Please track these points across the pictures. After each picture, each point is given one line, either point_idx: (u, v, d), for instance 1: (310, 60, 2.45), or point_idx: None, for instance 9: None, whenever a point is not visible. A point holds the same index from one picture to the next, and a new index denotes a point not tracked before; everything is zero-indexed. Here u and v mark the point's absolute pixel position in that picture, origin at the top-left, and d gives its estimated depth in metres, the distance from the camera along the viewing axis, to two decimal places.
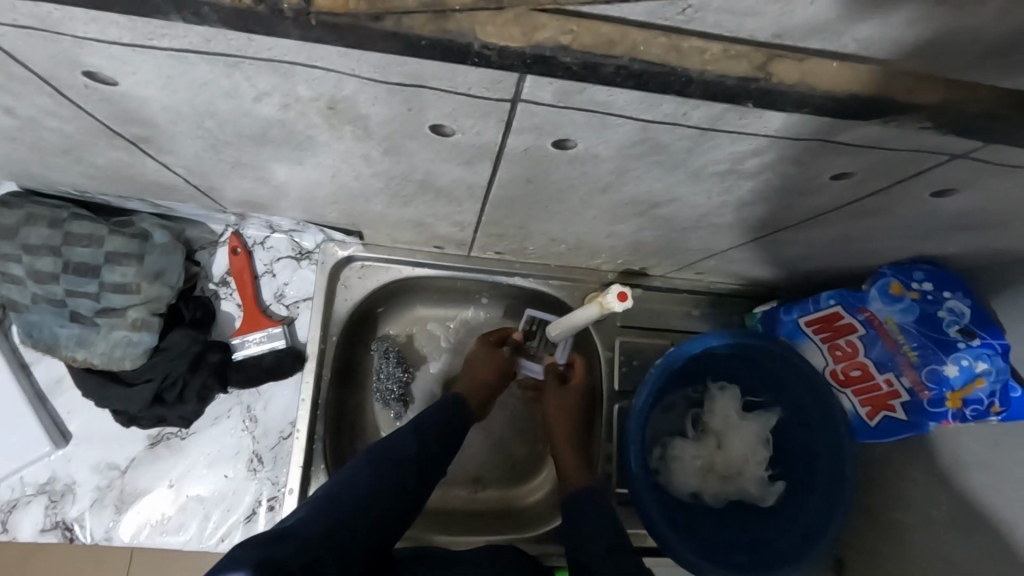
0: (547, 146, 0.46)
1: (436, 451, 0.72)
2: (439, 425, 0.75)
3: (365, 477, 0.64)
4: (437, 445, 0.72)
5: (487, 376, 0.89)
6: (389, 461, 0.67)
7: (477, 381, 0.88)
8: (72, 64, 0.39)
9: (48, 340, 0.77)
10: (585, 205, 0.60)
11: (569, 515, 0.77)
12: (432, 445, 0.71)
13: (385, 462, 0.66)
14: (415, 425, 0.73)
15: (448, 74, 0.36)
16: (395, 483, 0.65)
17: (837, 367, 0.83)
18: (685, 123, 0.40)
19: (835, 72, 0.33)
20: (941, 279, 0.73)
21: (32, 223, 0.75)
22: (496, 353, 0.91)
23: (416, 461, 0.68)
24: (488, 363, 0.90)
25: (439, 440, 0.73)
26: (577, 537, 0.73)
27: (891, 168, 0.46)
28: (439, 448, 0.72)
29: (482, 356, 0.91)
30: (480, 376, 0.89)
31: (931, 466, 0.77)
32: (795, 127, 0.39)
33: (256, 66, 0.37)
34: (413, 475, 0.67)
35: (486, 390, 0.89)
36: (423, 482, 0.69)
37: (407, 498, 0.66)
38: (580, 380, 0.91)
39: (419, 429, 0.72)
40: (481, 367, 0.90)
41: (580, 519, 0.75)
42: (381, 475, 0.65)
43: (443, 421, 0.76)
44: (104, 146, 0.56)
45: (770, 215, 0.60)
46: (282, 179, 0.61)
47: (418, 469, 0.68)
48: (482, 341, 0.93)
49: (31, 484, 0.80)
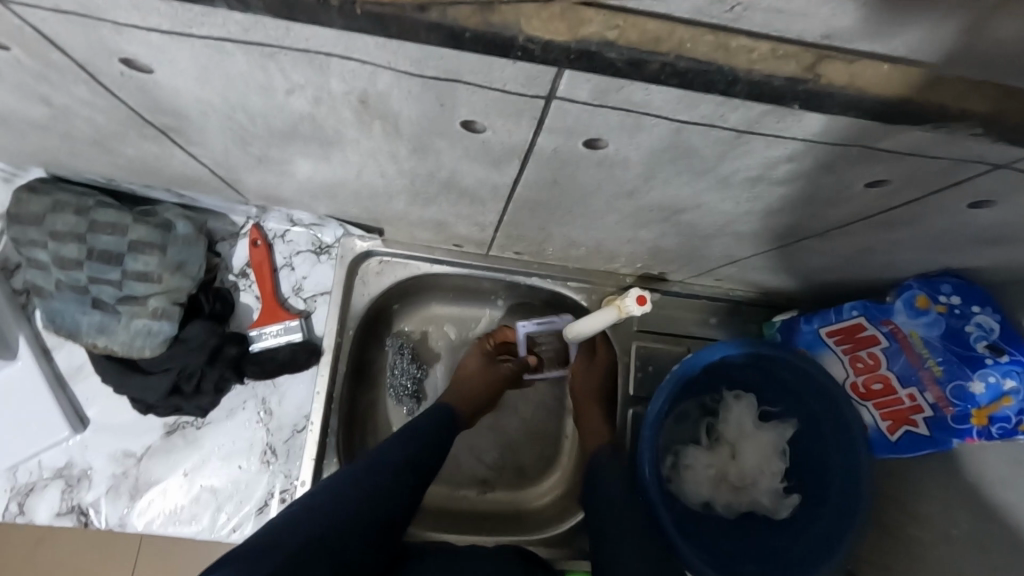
0: (578, 146, 0.45)
1: (424, 461, 0.72)
2: (427, 435, 0.76)
3: (352, 484, 0.64)
4: (422, 455, 0.72)
5: (478, 391, 0.89)
6: (375, 470, 0.66)
7: (463, 395, 0.88)
8: (109, 51, 0.39)
9: (71, 326, 0.78)
10: (608, 209, 0.60)
11: (590, 504, 0.78)
12: (418, 454, 0.72)
13: (371, 471, 0.66)
14: (402, 436, 0.73)
15: (486, 69, 0.35)
16: (385, 490, 0.65)
17: (858, 380, 0.82)
18: (721, 125, 0.40)
19: (886, 74, 0.32)
20: (968, 293, 0.71)
21: (59, 210, 0.75)
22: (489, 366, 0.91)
23: (403, 469, 0.68)
24: (479, 377, 0.90)
25: (425, 450, 0.73)
26: (594, 528, 0.74)
27: (929, 177, 0.45)
28: (428, 457, 0.73)
29: (475, 368, 0.91)
30: (468, 388, 0.89)
31: (952, 482, 0.76)
32: (836, 132, 0.39)
33: (292, 57, 0.37)
34: (403, 482, 0.67)
35: (477, 404, 0.89)
36: (413, 490, 0.68)
37: (400, 505, 0.66)
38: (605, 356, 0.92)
39: (406, 439, 0.73)
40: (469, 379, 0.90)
41: (598, 507, 0.76)
42: (368, 482, 0.65)
43: (428, 431, 0.76)
44: (133, 137, 0.56)
45: (797, 223, 0.59)
46: (306, 175, 0.61)
47: (406, 479, 0.68)
48: (477, 350, 0.93)
49: (49, 468, 0.81)
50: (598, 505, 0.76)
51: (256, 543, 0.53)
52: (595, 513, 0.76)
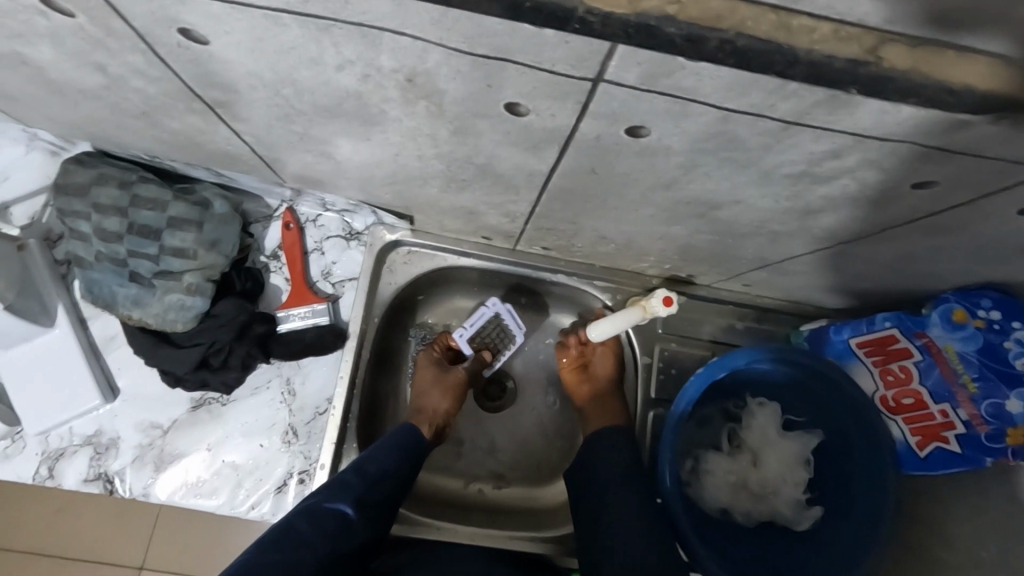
0: (621, 133, 0.45)
1: (387, 492, 0.74)
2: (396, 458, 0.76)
3: (309, 525, 0.67)
4: (385, 488, 0.74)
5: (438, 404, 0.88)
6: (334, 509, 0.69)
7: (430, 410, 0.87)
8: (169, 20, 0.41)
9: (107, 297, 0.79)
10: (644, 202, 0.59)
11: (597, 505, 0.77)
12: (380, 486, 0.73)
13: (330, 510, 0.69)
14: (368, 459, 0.75)
15: (537, 47, 0.36)
16: (342, 531, 0.68)
17: (887, 394, 0.80)
18: (770, 115, 0.39)
19: (950, 61, 0.32)
20: (1010, 308, 0.69)
21: (103, 183, 0.78)
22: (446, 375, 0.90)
23: (362, 506, 0.71)
24: (436, 388, 0.89)
25: (388, 482, 0.74)
26: (597, 523, 0.75)
27: (980, 179, 0.44)
28: (393, 486, 0.75)
29: (431, 378, 0.90)
30: (432, 402, 0.88)
31: (984, 506, 0.74)
32: (889, 126, 0.38)
33: (347, 30, 0.38)
34: (361, 520, 0.70)
35: (441, 417, 0.88)
36: (372, 524, 0.72)
37: (357, 541, 0.69)
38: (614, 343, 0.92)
39: (368, 466, 0.74)
40: (432, 392, 0.89)
41: (602, 505, 0.77)
42: (325, 523, 0.68)
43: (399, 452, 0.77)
44: (181, 110, 0.58)
45: (836, 225, 0.58)
46: (345, 156, 0.62)
47: (365, 515, 0.71)
48: (428, 361, 0.92)
49: (79, 435, 0.83)
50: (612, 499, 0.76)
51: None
52: (597, 517, 0.76)
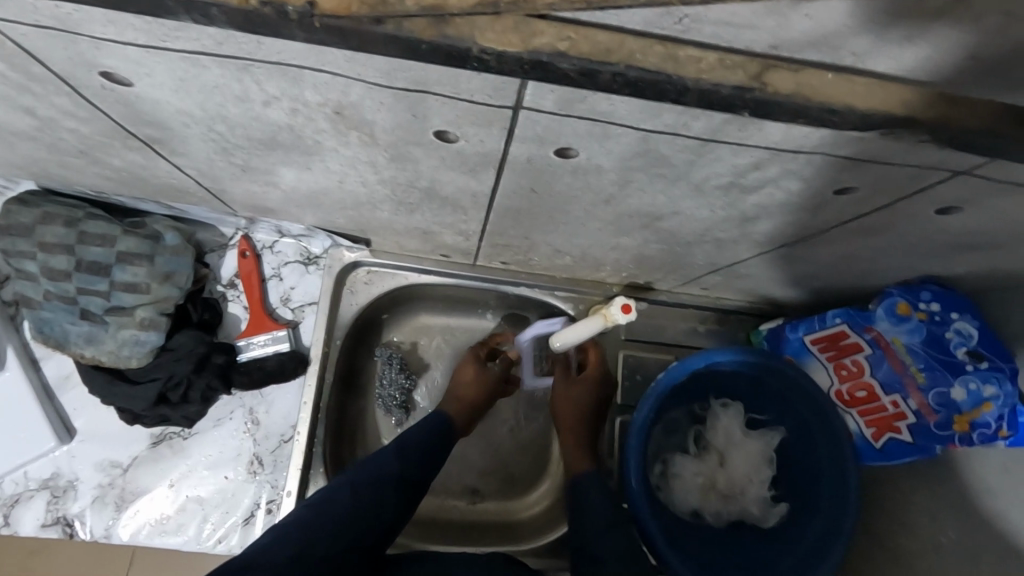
0: (550, 154, 0.46)
1: (419, 475, 0.71)
2: (421, 445, 0.75)
3: (342, 497, 0.64)
4: (414, 469, 0.71)
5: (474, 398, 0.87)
6: (366, 484, 0.66)
7: (460, 404, 0.86)
8: (89, 64, 0.41)
9: (58, 336, 0.78)
10: (588, 216, 0.60)
11: (576, 506, 0.79)
12: (412, 468, 0.71)
13: (365, 484, 0.66)
14: (396, 445, 0.73)
15: (452, 81, 0.37)
16: (374, 505, 0.65)
17: (842, 388, 0.82)
18: (686, 134, 0.41)
19: (830, 84, 0.34)
20: (948, 300, 0.72)
21: (47, 221, 0.77)
22: (484, 372, 0.89)
23: (394, 483, 0.68)
24: (473, 384, 0.88)
25: (418, 462, 0.72)
26: (580, 530, 0.75)
27: (895, 184, 0.46)
28: (419, 470, 0.72)
29: (470, 375, 0.89)
30: (464, 396, 0.87)
31: (941, 495, 0.75)
32: (796, 140, 0.40)
33: (266, 69, 0.38)
34: (393, 499, 0.67)
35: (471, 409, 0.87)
36: (403, 505, 0.68)
37: (389, 518, 0.66)
38: (591, 372, 0.89)
39: (398, 450, 0.72)
40: (466, 385, 0.88)
41: (581, 498, 0.79)
42: (357, 497, 0.65)
43: (423, 441, 0.75)
44: (119, 148, 0.58)
45: (775, 230, 0.59)
46: (291, 184, 0.62)
47: (398, 493, 0.68)
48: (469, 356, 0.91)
49: (35, 479, 0.81)
50: (591, 500, 0.78)
51: (243, 558, 0.55)
52: (581, 508, 0.78)
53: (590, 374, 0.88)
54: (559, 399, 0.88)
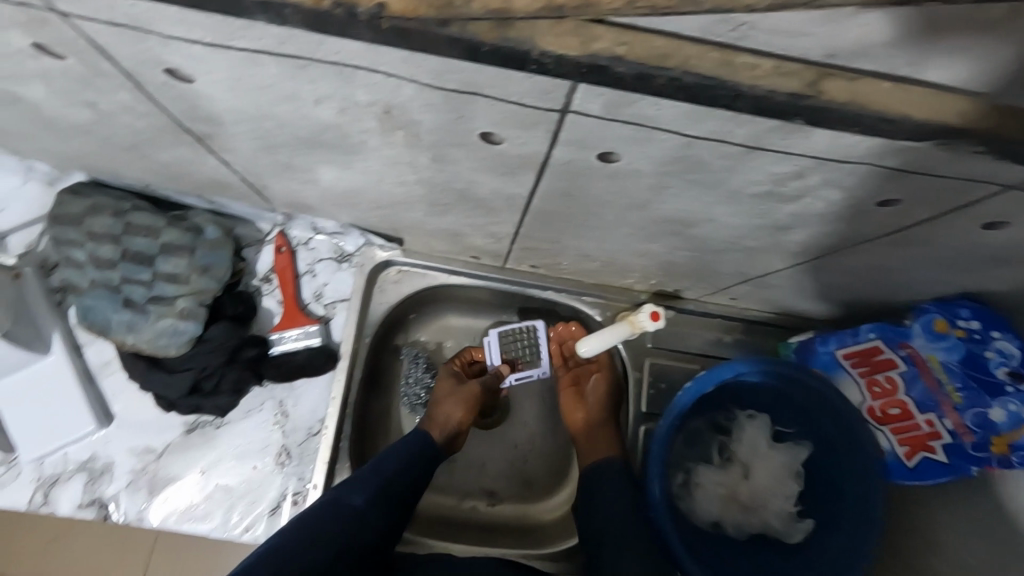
0: (591, 158, 0.47)
1: (400, 493, 0.72)
2: (405, 458, 0.76)
3: (324, 515, 0.66)
4: (398, 482, 0.73)
5: (451, 412, 0.85)
6: (349, 501, 0.68)
7: (439, 419, 0.84)
8: (155, 61, 0.42)
9: (101, 323, 0.80)
10: (622, 221, 0.61)
11: (587, 496, 0.82)
12: (391, 486, 0.72)
13: (347, 502, 0.68)
14: (378, 461, 0.74)
15: (502, 83, 0.37)
16: (359, 518, 0.67)
17: (874, 405, 0.80)
18: (731, 140, 0.41)
19: (887, 92, 0.34)
20: (988, 317, 0.70)
21: (96, 212, 0.80)
22: (461, 386, 0.88)
23: (377, 498, 0.70)
24: (450, 398, 0.87)
25: (401, 476, 0.74)
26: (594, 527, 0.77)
27: (938, 197, 0.46)
28: (402, 483, 0.73)
29: (448, 390, 0.88)
30: (445, 412, 0.85)
31: (973, 519, 0.73)
32: (842, 149, 0.40)
33: (324, 69, 0.40)
34: (377, 512, 0.69)
35: (453, 427, 0.85)
36: (390, 518, 0.70)
37: (377, 531, 0.68)
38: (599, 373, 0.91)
39: (379, 465, 0.73)
40: (445, 401, 0.86)
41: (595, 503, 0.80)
42: (340, 513, 0.66)
43: (405, 455, 0.76)
44: (171, 142, 0.60)
45: (810, 240, 0.59)
46: (331, 182, 0.64)
47: (377, 513, 0.69)
48: (446, 374, 0.91)
49: (73, 461, 0.84)
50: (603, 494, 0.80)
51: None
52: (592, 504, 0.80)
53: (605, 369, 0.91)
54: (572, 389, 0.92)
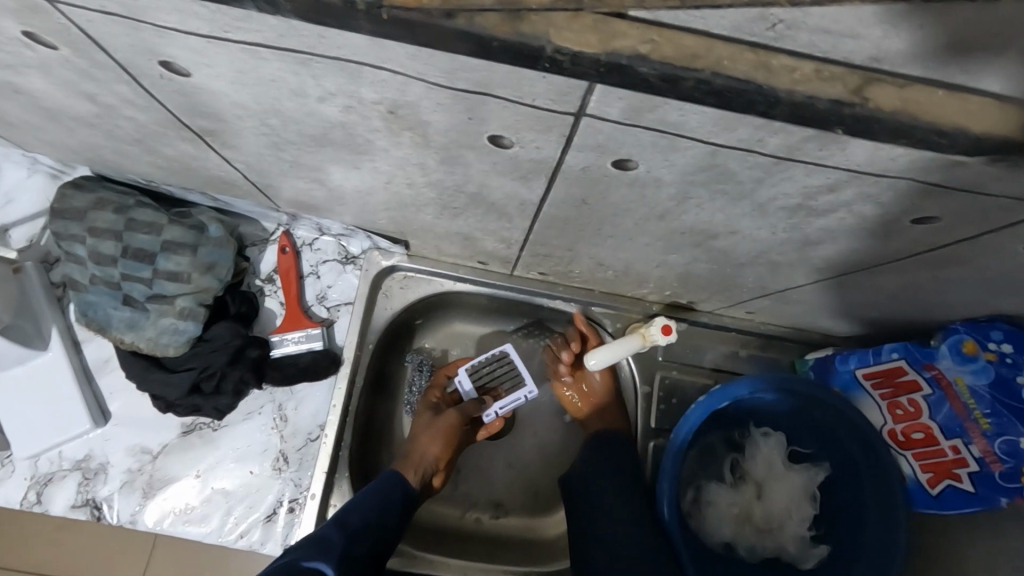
0: (608, 164, 0.44)
1: (365, 553, 0.68)
2: (373, 519, 0.71)
3: None
4: (363, 546, 0.68)
5: (427, 449, 0.83)
6: (308, 568, 0.63)
7: (416, 458, 0.83)
8: (150, 52, 0.40)
9: (101, 320, 0.79)
10: (639, 231, 0.58)
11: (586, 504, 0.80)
12: (358, 549, 0.68)
13: (305, 569, 0.63)
14: (342, 518, 0.69)
15: (514, 82, 0.35)
16: None
17: (896, 428, 0.77)
18: (760, 150, 0.38)
19: (940, 102, 0.31)
20: (1022, 341, 0.66)
21: (99, 207, 0.78)
22: (435, 420, 0.86)
23: (339, 564, 0.65)
24: (425, 434, 0.85)
25: (367, 537, 0.69)
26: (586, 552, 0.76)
27: (982, 215, 0.43)
28: (368, 545, 0.69)
29: (422, 426, 0.86)
30: (421, 449, 0.83)
31: (1006, 554, 0.69)
32: (883, 162, 0.37)
33: (326, 64, 0.37)
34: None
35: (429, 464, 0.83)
36: None
37: None
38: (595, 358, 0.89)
39: (343, 524, 0.69)
40: (421, 438, 0.84)
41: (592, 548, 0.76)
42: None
43: (373, 514, 0.72)
44: (172, 137, 0.58)
45: (837, 256, 0.56)
46: (338, 183, 0.62)
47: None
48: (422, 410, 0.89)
49: (68, 459, 0.82)
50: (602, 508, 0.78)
51: None
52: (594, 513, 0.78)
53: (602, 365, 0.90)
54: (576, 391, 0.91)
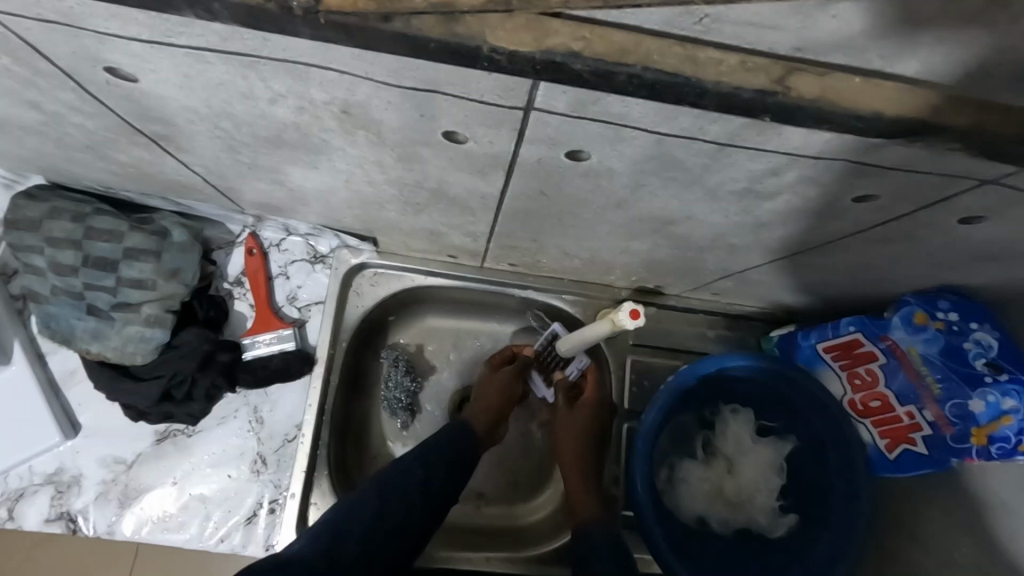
0: (561, 156, 0.45)
1: (443, 481, 0.73)
2: (449, 453, 0.76)
3: (372, 502, 0.66)
4: (444, 474, 0.73)
5: (495, 402, 0.87)
6: (396, 491, 0.68)
7: (486, 409, 0.86)
8: (94, 59, 0.40)
9: (65, 331, 0.78)
10: (598, 220, 0.59)
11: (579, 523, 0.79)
12: (437, 476, 0.72)
13: (392, 491, 0.68)
14: (422, 451, 0.74)
15: (461, 80, 0.36)
16: (402, 509, 0.67)
17: (855, 398, 0.80)
18: (702, 138, 0.39)
19: (858, 88, 0.33)
20: (968, 309, 0.70)
21: (55, 216, 0.77)
22: (501, 376, 0.89)
23: (421, 491, 0.70)
24: (496, 389, 0.88)
25: (445, 469, 0.74)
26: (585, 542, 0.76)
27: (916, 192, 0.45)
28: (446, 476, 0.73)
29: (490, 382, 0.89)
30: (490, 402, 0.87)
31: (957, 513, 0.73)
32: (817, 145, 0.38)
33: (272, 66, 0.37)
34: (421, 503, 0.69)
35: (495, 415, 0.87)
36: (433, 509, 0.70)
37: (418, 525, 0.68)
38: (591, 398, 0.88)
39: (424, 456, 0.73)
40: (489, 391, 0.88)
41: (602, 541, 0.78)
42: (387, 500, 0.67)
43: (451, 448, 0.76)
44: (126, 143, 0.57)
45: (788, 237, 0.58)
46: (299, 183, 0.62)
47: (426, 501, 0.70)
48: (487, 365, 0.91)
49: (39, 473, 0.81)
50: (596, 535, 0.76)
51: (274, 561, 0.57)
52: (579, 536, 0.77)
53: (590, 400, 0.88)
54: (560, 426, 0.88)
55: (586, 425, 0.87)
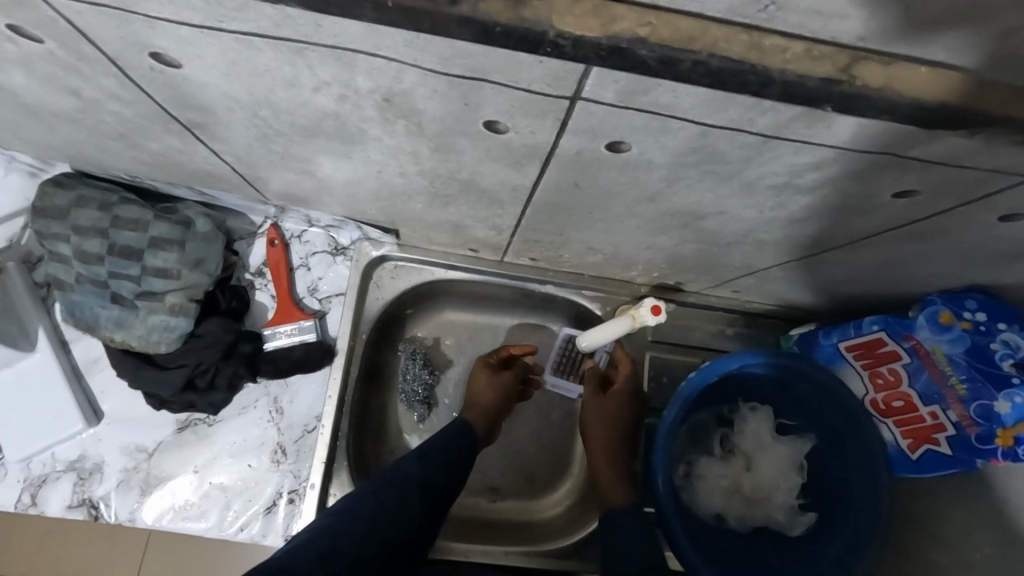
0: (601, 148, 0.45)
1: (443, 482, 0.73)
2: (449, 455, 0.76)
3: (366, 503, 0.67)
4: (443, 474, 0.73)
5: (490, 406, 0.86)
6: (391, 489, 0.69)
7: (482, 412, 0.86)
8: (140, 45, 0.40)
9: (89, 319, 0.79)
10: (628, 213, 0.59)
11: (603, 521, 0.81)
12: (436, 476, 0.72)
13: (387, 490, 0.68)
14: (421, 452, 0.74)
15: (512, 68, 0.35)
16: (397, 509, 0.67)
17: (877, 397, 0.80)
18: (749, 129, 0.39)
19: (923, 78, 0.32)
20: (994, 309, 0.69)
21: (82, 204, 0.77)
22: (499, 377, 0.88)
23: (418, 490, 0.70)
24: (491, 392, 0.87)
25: (443, 469, 0.74)
26: (608, 542, 0.78)
27: (959, 187, 0.45)
28: (445, 475, 0.73)
29: (484, 383, 0.87)
30: (484, 404, 0.86)
31: (979, 514, 0.73)
32: (868, 138, 0.38)
33: (322, 53, 0.37)
34: (417, 503, 0.69)
35: (491, 418, 0.87)
36: (433, 509, 0.71)
37: (412, 525, 0.68)
38: (623, 384, 0.87)
39: (423, 457, 0.74)
40: (483, 393, 0.87)
41: (612, 537, 0.78)
42: (382, 500, 0.67)
43: (450, 448, 0.77)
44: (159, 132, 0.57)
45: (820, 233, 0.58)
46: (328, 173, 0.62)
47: (423, 502, 0.70)
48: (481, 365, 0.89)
49: (62, 460, 0.81)
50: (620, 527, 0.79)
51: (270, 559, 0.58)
52: (609, 528, 0.79)
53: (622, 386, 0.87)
54: (589, 413, 0.87)
55: (618, 411, 0.87)
